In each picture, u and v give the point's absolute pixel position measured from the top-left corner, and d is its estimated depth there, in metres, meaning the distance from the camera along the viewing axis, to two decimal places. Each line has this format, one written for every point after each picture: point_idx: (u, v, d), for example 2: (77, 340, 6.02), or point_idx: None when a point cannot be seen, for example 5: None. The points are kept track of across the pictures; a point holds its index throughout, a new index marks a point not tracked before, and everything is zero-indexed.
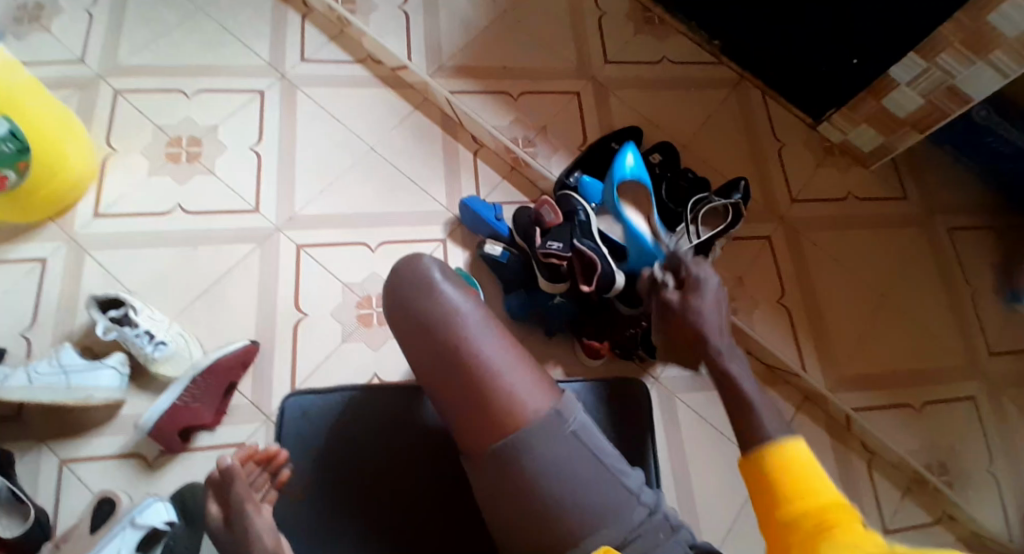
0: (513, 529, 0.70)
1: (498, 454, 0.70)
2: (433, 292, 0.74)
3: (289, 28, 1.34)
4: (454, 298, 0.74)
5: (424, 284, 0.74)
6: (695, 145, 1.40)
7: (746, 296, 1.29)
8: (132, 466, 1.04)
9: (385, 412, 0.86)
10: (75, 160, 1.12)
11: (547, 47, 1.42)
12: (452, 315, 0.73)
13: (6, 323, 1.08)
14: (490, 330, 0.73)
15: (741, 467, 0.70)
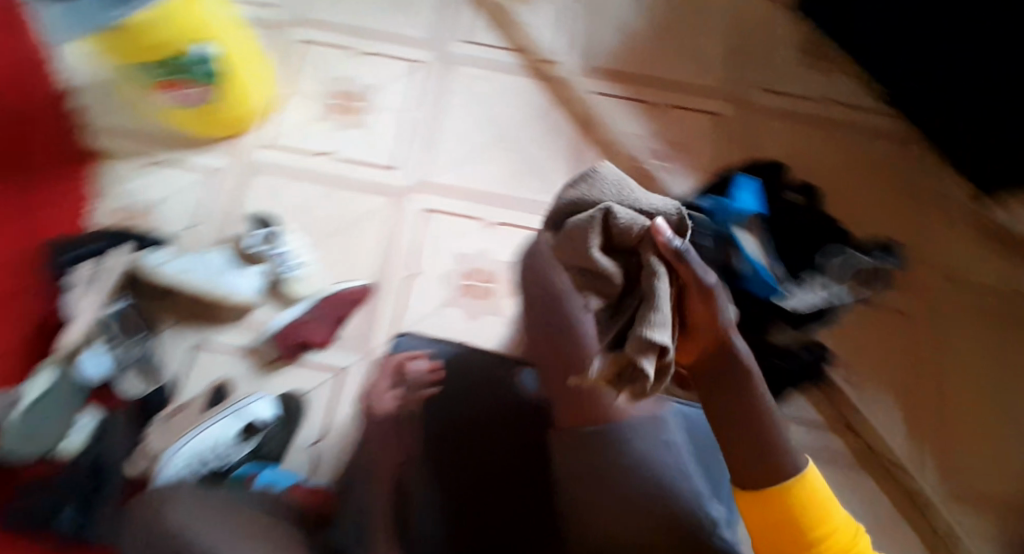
0: (589, 503, 0.82)
1: (593, 435, 0.85)
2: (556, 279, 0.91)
3: (457, 8, 1.44)
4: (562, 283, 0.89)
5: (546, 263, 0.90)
6: (839, 189, 1.38)
7: (861, 363, 1.26)
8: (248, 365, 1.16)
9: (481, 379, 0.96)
10: (257, 92, 1.27)
11: (694, 67, 1.45)
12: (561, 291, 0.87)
13: (173, 220, 1.23)
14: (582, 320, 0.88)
15: (748, 494, 0.73)
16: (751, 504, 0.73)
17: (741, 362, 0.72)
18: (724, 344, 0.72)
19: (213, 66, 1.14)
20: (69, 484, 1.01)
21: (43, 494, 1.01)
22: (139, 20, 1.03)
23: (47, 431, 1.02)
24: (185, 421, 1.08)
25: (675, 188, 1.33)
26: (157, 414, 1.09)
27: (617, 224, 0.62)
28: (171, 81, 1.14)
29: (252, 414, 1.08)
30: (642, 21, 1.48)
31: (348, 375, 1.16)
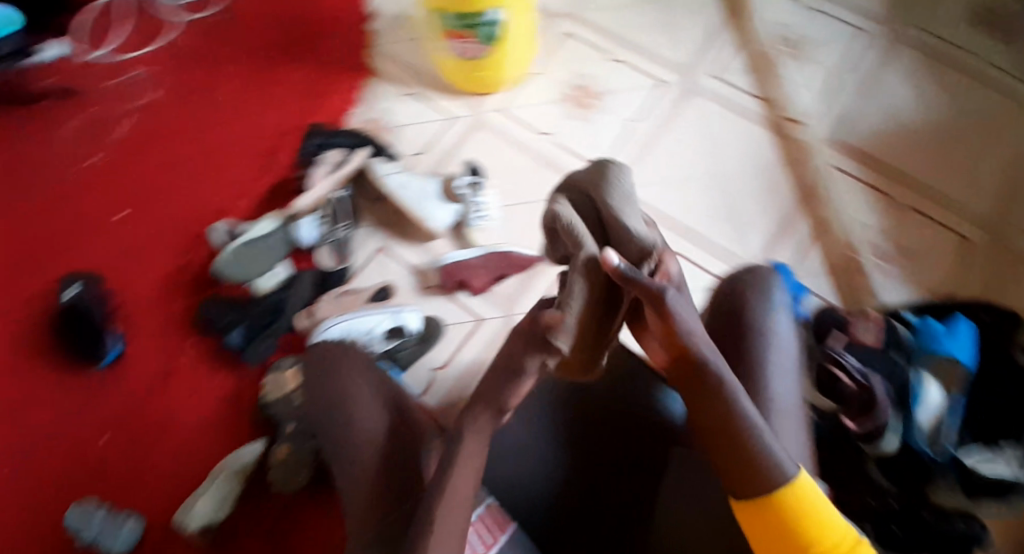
0: (682, 522, 0.79)
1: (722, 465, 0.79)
2: (762, 299, 0.90)
3: (721, 45, 1.47)
4: (783, 327, 0.89)
5: (771, 300, 0.90)
6: None
7: None
8: (413, 278, 1.32)
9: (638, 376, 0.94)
10: (516, 66, 1.42)
11: (959, 177, 1.31)
12: (774, 334, 0.87)
13: (406, 144, 1.42)
14: (791, 369, 0.86)
15: (738, 509, 0.65)
16: (744, 519, 0.65)
17: (709, 364, 0.63)
18: (687, 354, 0.63)
19: (496, 31, 1.30)
20: (255, 311, 1.28)
21: (236, 311, 1.29)
22: None
23: (254, 265, 1.29)
24: (350, 304, 1.27)
25: (881, 292, 1.24)
26: (332, 288, 1.31)
27: (559, 222, 0.65)
28: (462, 32, 1.30)
29: (401, 321, 1.23)
30: (919, 113, 1.36)
31: (483, 325, 1.28)
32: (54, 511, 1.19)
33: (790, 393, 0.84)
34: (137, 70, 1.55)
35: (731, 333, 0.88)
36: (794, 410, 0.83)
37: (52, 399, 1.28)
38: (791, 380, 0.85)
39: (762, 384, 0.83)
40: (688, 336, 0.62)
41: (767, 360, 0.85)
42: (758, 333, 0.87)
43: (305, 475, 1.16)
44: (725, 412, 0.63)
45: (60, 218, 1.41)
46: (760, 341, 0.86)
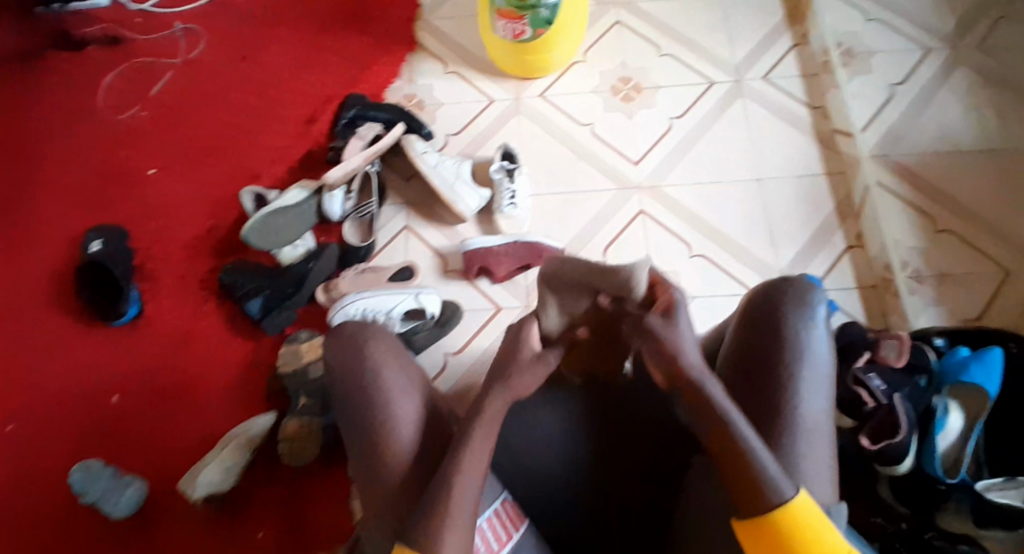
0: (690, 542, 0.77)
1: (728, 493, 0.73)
2: (800, 310, 0.82)
3: (775, 47, 1.43)
4: (818, 339, 0.81)
5: (806, 310, 0.82)
6: None
7: None
8: (435, 260, 1.31)
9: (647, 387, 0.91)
10: (562, 52, 1.39)
11: (1010, 206, 1.26)
12: (808, 350, 0.80)
13: (443, 123, 1.40)
14: (825, 385, 0.80)
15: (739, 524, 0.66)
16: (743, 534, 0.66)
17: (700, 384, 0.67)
18: (684, 377, 0.68)
19: (550, 14, 1.27)
20: (278, 281, 1.28)
21: (259, 280, 1.28)
22: None
23: (284, 232, 1.27)
24: (372, 282, 1.25)
25: (913, 317, 1.19)
26: (356, 264, 1.29)
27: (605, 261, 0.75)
28: (514, 12, 1.26)
29: (421, 304, 1.21)
30: (976, 135, 1.31)
31: (502, 313, 1.27)
32: (64, 461, 1.21)
33: (819, 411, 0.78)
34: (181, 25, 1.53)
35: (759, 344, 0.82)
36: (823, 430, 0.78)
37: (70, 350, 1.28)
38: (822, 398, 0.78)
39: (788, 404, 0.77)
40: (687, 358, 0.68)
41: (794, 377, 0.79)
42: (789, 347, 0.80)
43: (314, 448, 1.16)
44: (726, 429, 0.65)
45: (92, 168, 1.41)
46: (789, 357, 0.79)
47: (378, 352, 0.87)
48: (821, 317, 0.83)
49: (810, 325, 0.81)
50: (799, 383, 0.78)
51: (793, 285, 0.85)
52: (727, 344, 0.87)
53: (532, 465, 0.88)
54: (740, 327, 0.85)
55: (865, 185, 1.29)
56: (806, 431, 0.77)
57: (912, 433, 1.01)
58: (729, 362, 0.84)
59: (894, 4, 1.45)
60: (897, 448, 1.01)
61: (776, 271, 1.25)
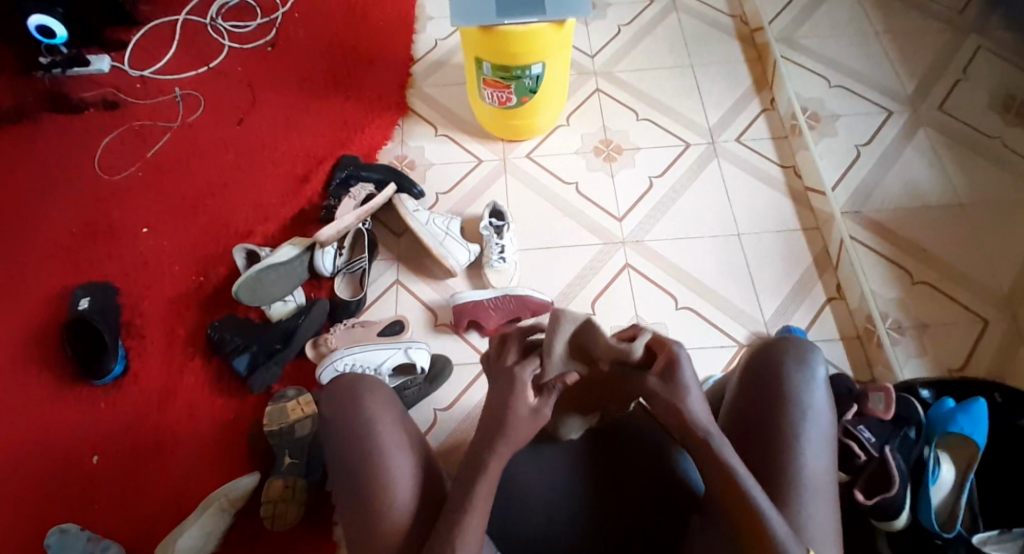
0: None
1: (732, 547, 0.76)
2: (804, 369, 0.89)
3: (745, 112, 1.51)
4: (817, 398, 0.87)
5: (806, 370, 0.89)
6: None
7: None
8: (424, 314, 1.32)
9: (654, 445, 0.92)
10: (547, 117, 1.45)
11: (979, 258, 1.30)
12: (809, 409, 0.86)
13: (433, 183, 1.45)
14: (825, 445, 0.85)
15: None
16: None
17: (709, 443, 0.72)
18: (704, 439, 0.72)
19: (533, 83, 1.34)
20: (266, 337, 1.28)
21: (247, 336, 1.28)
22: (510, 31, 1.22)
23: (272, 289, 1.26)
24: (361, 336, 1.26)
25: (898, 367, 1.22)
26: (346, 318, 1.30)
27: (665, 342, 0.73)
28: (500, 82, 1.33)
29: (410, 358, 1.21)
30: (942, 191, 1.36)
31: None
32: (36, 526, 1.16)
33: (821, 469, 0.83)
34: (179, 91, 1.59)
35: (763, 401, 0.87)
36: (825, 488, 0.82)
37: (50, 408, 1.26)
38: (823, 457, 0.84)
39: (792, 460, 0.82)
40: (699, 425, 0.72)
41: (797, 434, 0.84)
42: (792, 405, 0.86)
43: (298, 510, 1.15)
44: (740, 493, 0.70)
45: (84, 227, 1.43)
46: (793, 415, 0.85)
47: (372, 404, 0.86)
48: (821, 379, 0.89)
49: (812, 385, 0.88)
50: (802, 440, 0.84)
51: (793, 346, 0.92)
52: (730, 400, 0.93)
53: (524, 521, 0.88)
54: (744, 384, 0.91)
55: (840, 237, 1.33)
56: (811, 486, 0.81)
57: (904, 485, 1.05)
58: (735, 418, 0.89)
59: (855, 71, 1.54)
60: (892, 502, 1.03)
61: (760, 322, 1.28)
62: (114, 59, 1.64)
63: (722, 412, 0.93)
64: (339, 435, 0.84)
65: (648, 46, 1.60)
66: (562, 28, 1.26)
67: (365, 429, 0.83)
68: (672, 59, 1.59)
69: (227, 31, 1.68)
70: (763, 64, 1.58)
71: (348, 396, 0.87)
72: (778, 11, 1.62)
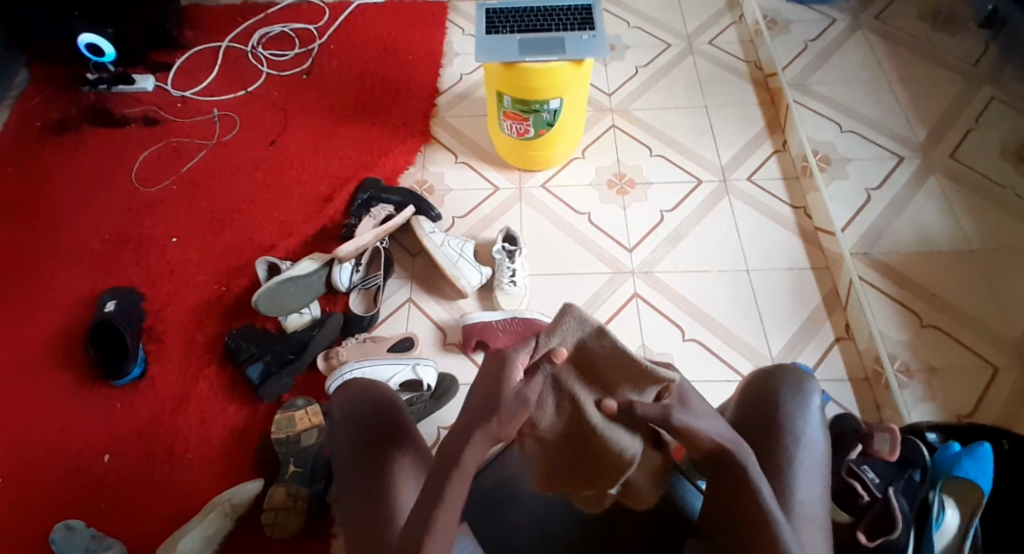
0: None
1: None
2: (804, 399, 0.82)
3: (757, 152, 1.55)
4: (812, 430, 0.81)
5: (802, 398, 0.82)
6: None
7: None
8: (434, 333, 1.35)
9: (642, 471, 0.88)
10: (563, 149, 1.50)
11: (989, 305, 1.31)
12: (803, 435, 0.80)
13: (450, 207, 1.50)
14: (818, 474, 0.79)
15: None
16: None
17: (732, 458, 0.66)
18: (721, 452, 0.66)
19: (551, 117, 1.39)
20: (279, 347, 1.32)
21: (261, 345, 1.32)
22: (532, 67, 1.28)
23: (290, 301, 1.30)
24: (371, 350, 1.28)
25: (906, 410, 1.20)
26: (358, 333, 1.34)
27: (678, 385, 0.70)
28: (520, 114, 1.38)
29: (418, 375, 1.24)
30: (953, 237, 1.39)
31: None
32: (45, 519, 1.18)
33: (814, 500, 0.77)
34: (217, 111, 1.68)
35: (755, 428, 0.81)
36: (819, 520, 0.76)
37: (68, 404, 1.30)
38: (816, 485, 0.77)
39: (786, 488, 0.77)
40: (710, 438, 0.66)
41: (791, 462, 0.78)
42: (786, 431, 0.80)
43: (299, 519, 1.15)
44: (765, 516, 0.65)
45: (117, 234, 1.49)
46: (787, 441, 0.79)
47: (377, 407, 0.86)
48: (816, 408, 0.83)
49: (807, 414, 0.81)
50: (796, 469, 0.78)
51: (788, 373, 0.85)
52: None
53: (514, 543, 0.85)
54: (735, 412, 0.84)
55: (849, 277, 1.34)
56: (805, 515, 0.75)
57: (908, 529, 1.00)
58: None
59: (866, 117, 1.58)
60: (897, 545, 0.98)
61: (766, 358, 1.28)
62: (158, 80, 1.74)
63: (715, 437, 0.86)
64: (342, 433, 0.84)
65: (664, 86, 1.66)
66: (580, 67, 1.32)
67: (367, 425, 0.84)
68: (687, 100, 1.64)
69: (265, 58, 1.77)
70: (777, 107, 1.61)
71: (355, 398, 0.88)
72: (792, 59, 1.68)
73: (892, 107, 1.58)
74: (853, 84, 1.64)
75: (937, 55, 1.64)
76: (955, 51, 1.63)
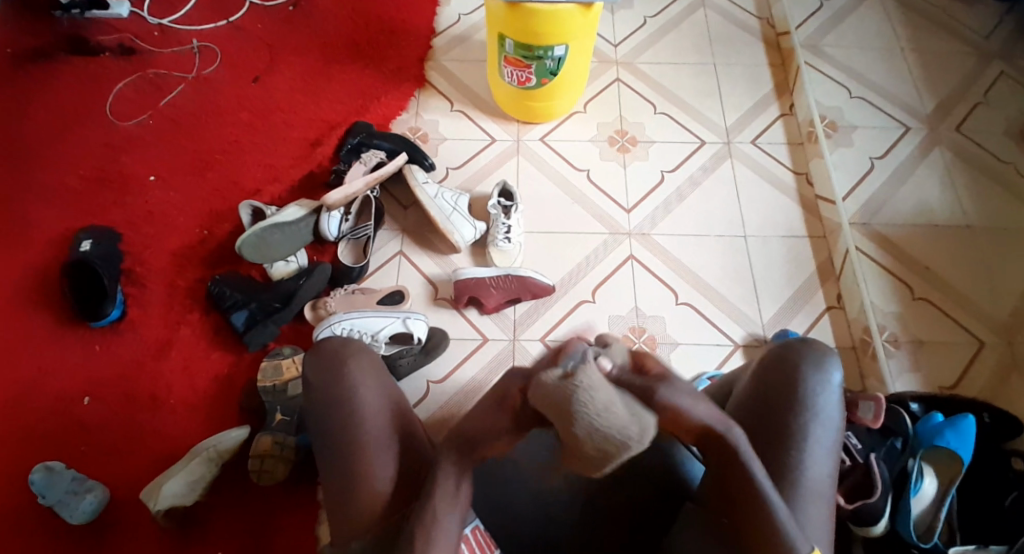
0: None
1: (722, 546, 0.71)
2: (823, 371, 0.78)
3: (763, 115, 1.51)
4: (830, 405, 0.77)
5: (823, 372, 0.78)
6: None
7: None
8: (425, 289, 1.32)
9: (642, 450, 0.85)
10: (564, 101, 1.45)
11: (981, 282, 1.31)
12: (819, 410, 0.77)
13: (446, 158, 1.45)
14: (830, 450, 0.76)
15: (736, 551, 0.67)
16: None
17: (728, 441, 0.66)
18: (710, 433, 0.67)
19: (555, 65, 1.33)
20: (266, 296, 1.27)
21: (246, 293, 1.28)
22: (538, 9, 1.21)
23: (276, 248, 1.26)
24: (361, 303, 1.25)
25: (891, 381, 1.21)
26: (347, 285, 1.30)
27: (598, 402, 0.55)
28: (522, 60, 1.32)
29: (409, 328, 1.20)
30: (949, 213, 1.38)
31: (488, 345, 1.26)
32: (21, 461, 1.16)
33: (824, 475, 0.75)
34: (197, 43, 1.58)
35: (768, 403, 0.78)
36: (825, 495, 0.75)
37: (43, 346, 1.26)
38: (828, 461, 0.76)
39: (793, 463, 0.74)
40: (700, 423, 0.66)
41: (804, 436, 0.75)
42: (804, 406, 0.77)
43: (285, 467, 1.13)
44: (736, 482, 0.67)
45: (92, 171, 1.42)
46: (802, 417, 0.76)
47: (368, 399, 0.80)
48: (837, 383, 0.79)
49: (826, 389, 0.78)
50: (808, 443, 0.75)
51: (808, 349, 0.81)
52: (731, 403, 0.83)
53: (516, 505, 0.85)
54: (751, 383, 0.81)
55: (845, 248, 1.33)
56: (810, 492, 0.74)
57: (886, 494, 1.02)
58: (740, 418, 0.80)
59: (876, 84, 1.54)
60: (874, 509, 1.01)
61: (757, 325, 1.27)
62: (134, 6, 1.63)
63: (727, 409, 0.83)
64: (340, 425, 0.78)
65: (672, 41, 1.60)
66: (589, 12, 1.25)
67: (363, 421, 0.78)
68: (695, 56, 1.58)
69: None
70: (787, 68, 1.56)
71: (342, 385, 0.80)
72: (806, 18, 1.62)
73: (902, 76, 1.54)
74: (865, 47, 1.59)
75: (950, 24, 1.60)
76: (970, 21, 1.60)
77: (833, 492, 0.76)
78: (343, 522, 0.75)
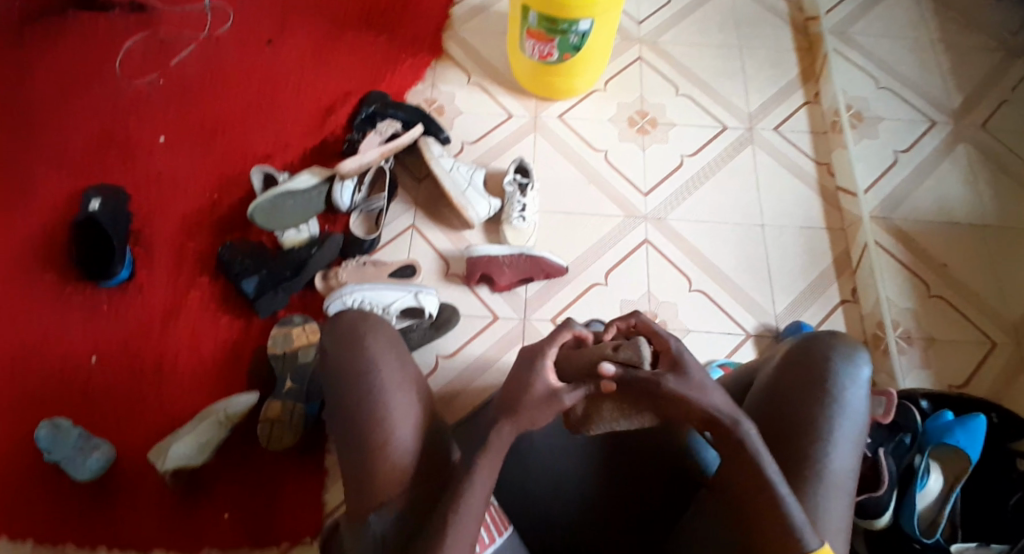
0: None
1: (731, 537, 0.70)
2: (853, 366, 0.78)
3: (786, 102, 1.48)
4: (857, 400, 0.77)
5: (851, 367, 0.78)
6: None
7: None
8: (437, 264, 1.31)
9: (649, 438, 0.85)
10: (585, 78, 1.41)
11: (999, 282, 1.30)
12: (845, 403, 0.76)
13: (462, 131, 1.42)
14: (853, 444, 0.75)
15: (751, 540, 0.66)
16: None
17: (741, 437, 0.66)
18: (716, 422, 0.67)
19: (579, 41, 1.30)
20: (276, 264, 1.26)
21: (256, 260, 1.26)
22: None
23: (287, 215, 1.24)
24: (372, 275, 1.23)
25: (901, 376, 1.21)
26: (358, 256, 1.28)
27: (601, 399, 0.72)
28: (544, 34, 1.29)
29: (420, 303, 1.18)
30: (970, 210, 1.36)
31: (498, 323, 1.25)
32: (26, 417, 1.16)
33: (846, 469, 0.74)
34: (211, 2, 1.55)
35: (795, 393, 0.77)
36: (845, 488, 0.74)
37: (50, 304, 1.25)
38: (851, 454, 0.75)
39: (815, 454, 0.74)
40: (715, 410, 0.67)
41: (827, 429, 0.75)
42: (830, 399, 0.76)
43: (292, 436, 1.13)
44: (744, 475, 0.66)
45: (102, 129, 1.40)
46: (827, 409, 0.75)
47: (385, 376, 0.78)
48: (865, 380, 0.78)
49: (854, 384, 0.77)
50: (832, 435, 0.74)
51: (839, 345, 0.80)
52: (751, 398, 0.82)
53: (529, 488, 0.85)
54: (778, 374, 0.80)
55: (864, 241, 1.31)
56: (831, 484, 0.73)
57: (892, 489, 1.02)
58: (762, 408, 0.79)
59: (904, 75, 1.51)
60: (877, 502, 1.01)
61: (770, 314, 1.26)
62: None
63: (749, 398, 0.82)
64: (351, 400, 0.77)
65: (697, 21, 1.56)
66: None
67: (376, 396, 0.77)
68: (721, 38, 1.55)
69: None
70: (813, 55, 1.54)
71: (360, 361, 0.78)
72: (835, 4, 1.58)
73: (931, 69, 1.52)
74: (893, 38, 1.56)
75: (983, 18, 1.57)
76: (1001, 16, 1.57)
77: (852, 488, 0.75)
78: (354, 495, 0.74)
